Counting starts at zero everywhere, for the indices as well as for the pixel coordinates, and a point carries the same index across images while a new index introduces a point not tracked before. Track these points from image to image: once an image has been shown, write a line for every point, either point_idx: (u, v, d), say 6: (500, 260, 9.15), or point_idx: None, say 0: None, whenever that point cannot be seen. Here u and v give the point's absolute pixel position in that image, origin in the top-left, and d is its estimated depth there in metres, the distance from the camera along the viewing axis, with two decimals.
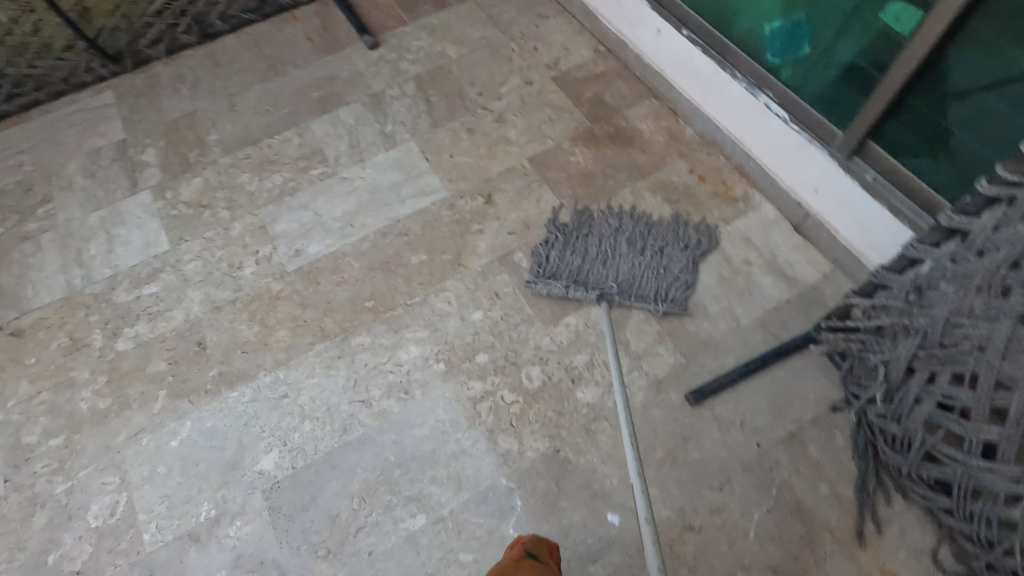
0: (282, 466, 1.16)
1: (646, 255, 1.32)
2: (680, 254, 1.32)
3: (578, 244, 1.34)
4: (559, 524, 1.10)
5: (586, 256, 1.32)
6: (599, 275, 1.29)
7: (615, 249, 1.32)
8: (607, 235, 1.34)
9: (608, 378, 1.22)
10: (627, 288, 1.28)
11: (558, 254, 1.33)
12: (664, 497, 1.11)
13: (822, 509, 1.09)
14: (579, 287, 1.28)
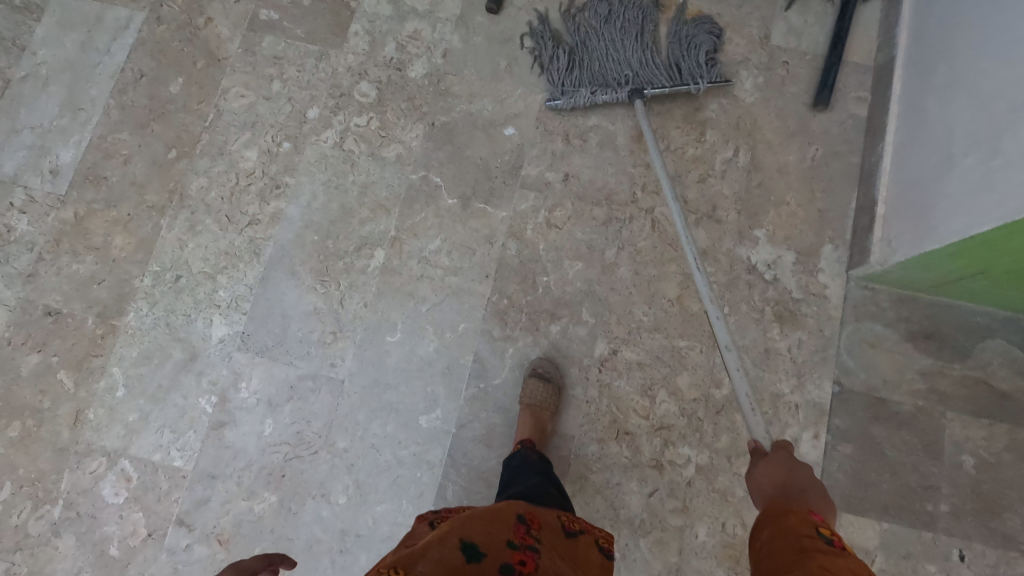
0: (235, 322, 1.11)
1: (656, 62, 1.18)
2: (683, 46, 1.19)
3: (579, 47, 1.20)
4: (478, 168, 1.18)
5: (576, 55, 1.20)
6: (598, 69, 1.18)
7: (610, 33, 1.19)
8: (601, 32, 1.20)
9: (423, 45, 1.24)
10: (660, 76, 1.17)
11: (557, 59, 1.19)
12: (530, 89, 1.22)
13: None
14: (595, 93, 1.16)
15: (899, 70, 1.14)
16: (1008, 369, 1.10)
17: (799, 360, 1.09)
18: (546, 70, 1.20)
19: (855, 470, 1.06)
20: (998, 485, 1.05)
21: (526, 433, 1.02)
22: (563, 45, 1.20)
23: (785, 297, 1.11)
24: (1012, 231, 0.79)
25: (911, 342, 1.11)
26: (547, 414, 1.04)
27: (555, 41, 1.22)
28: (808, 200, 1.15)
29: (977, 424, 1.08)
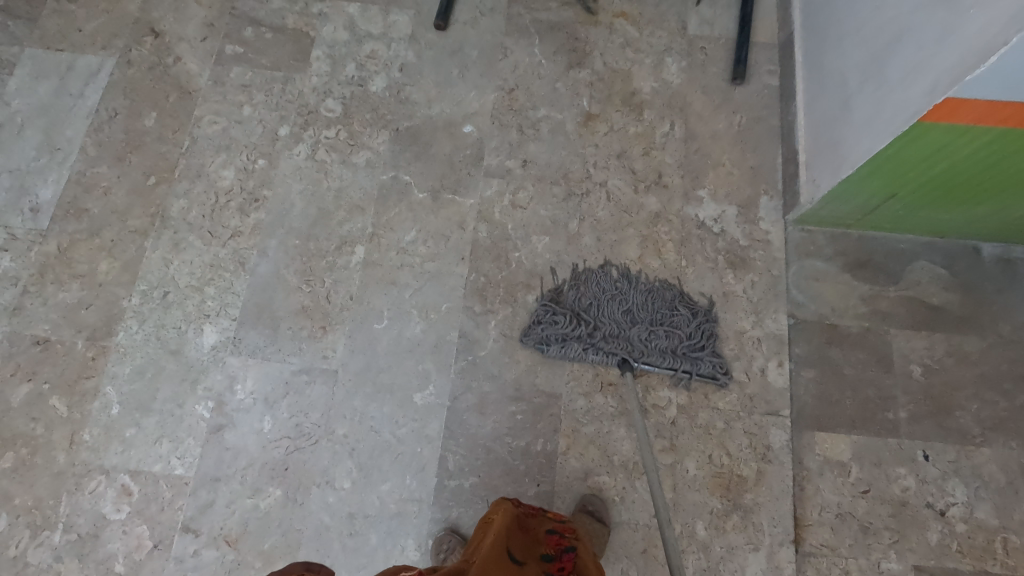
0: (225, 328, 1.15)
1: (663, 331, 1.15)
2: (695, 325, 1.16)
3: (585, 311, 1.17)
4: (443, 163, 1.28)
5: (593, 306, 1.18)
6: (604, 329, 1.15)
7: (617, 312, 1.17)
8: (612, 304, 1.18)
9: (381, 62, 1.36)
10: (667, 355, 1.14)
11: (556, 312, 1.16)
12: (482, 90, 1.34)
13: (562, 16, 1.41)
14: (587, 349, 1.13)
15: (798, 42, 1.32)
16: (935, 285, 1.23)
17: (755, 299, 1.20)
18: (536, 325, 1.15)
19: (820, 390, 1.16)
20: (947, 387, 1.16)
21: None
22: (568, 311, 1.16)
23: (734, 245, 1.23)
24: (905, 142, 0.93)
25: (849, 272, 1.23)
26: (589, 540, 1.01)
27: (554, 304, 1.18)
28: (740, 160, 1.29)
29: (918, 336, 1.20)
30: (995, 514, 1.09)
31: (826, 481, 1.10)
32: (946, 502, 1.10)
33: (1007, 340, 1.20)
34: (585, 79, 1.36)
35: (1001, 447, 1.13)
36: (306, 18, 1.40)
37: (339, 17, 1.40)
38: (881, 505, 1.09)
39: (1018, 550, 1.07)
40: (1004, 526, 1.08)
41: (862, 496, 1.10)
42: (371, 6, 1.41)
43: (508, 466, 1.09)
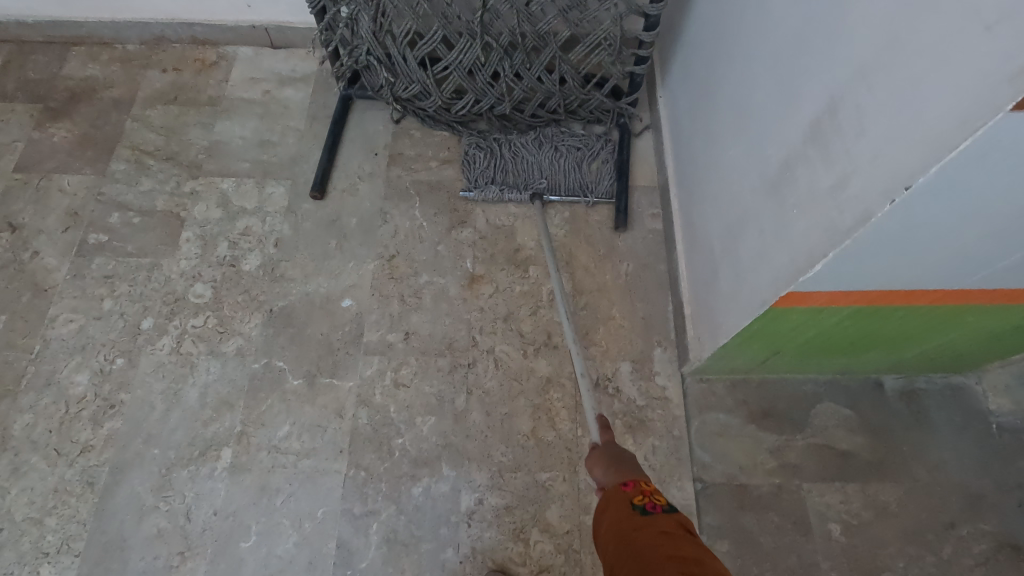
0: (65, 567, 1.01)
1: (567, 144, 1.41)
2: (597, 138, 1.42)
3: (499, 145, 1.40)
4: (319, 343, 1.21)
5: (507, 143, 1.41)
6: (511, 157, 1.39)
7: (528, 140, 1.41)
8: (525, 138, 1.41)
9: (255, 237, 1.31)
10: (575, 161, 1.40)
11: (479, 153, 1.39)
12: (361, 259, 1.30)
13: (443, 175, 1.41)
14: (500, 187, 1.35)
15: (673, 188, 1.33)
16: (841, 428, 1.18)
17: (657, 465, 1.12)
18: (467, 158, 1.39)
19: (735, 567, 1.06)
20: (868, 546, 1.08)
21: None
22: (487, 144, 1.40)
23: (631, 407, 1.17)
24: (767, 321, 0.90)
25: (753, 423, 1.18)
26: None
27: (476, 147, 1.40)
28: (629, 312, 1.26)
29: (832, 490, 1.13)
30: None
31: None
32: None
33: (923, 484, 1.14)
34: (468, 238, 1.33)
35: None
36: (177, 198, 1.35)
37: (213, 193, 1.36)
38: None
39: None
40: None
41: None
42: (247, 180, 1.38)
43: None
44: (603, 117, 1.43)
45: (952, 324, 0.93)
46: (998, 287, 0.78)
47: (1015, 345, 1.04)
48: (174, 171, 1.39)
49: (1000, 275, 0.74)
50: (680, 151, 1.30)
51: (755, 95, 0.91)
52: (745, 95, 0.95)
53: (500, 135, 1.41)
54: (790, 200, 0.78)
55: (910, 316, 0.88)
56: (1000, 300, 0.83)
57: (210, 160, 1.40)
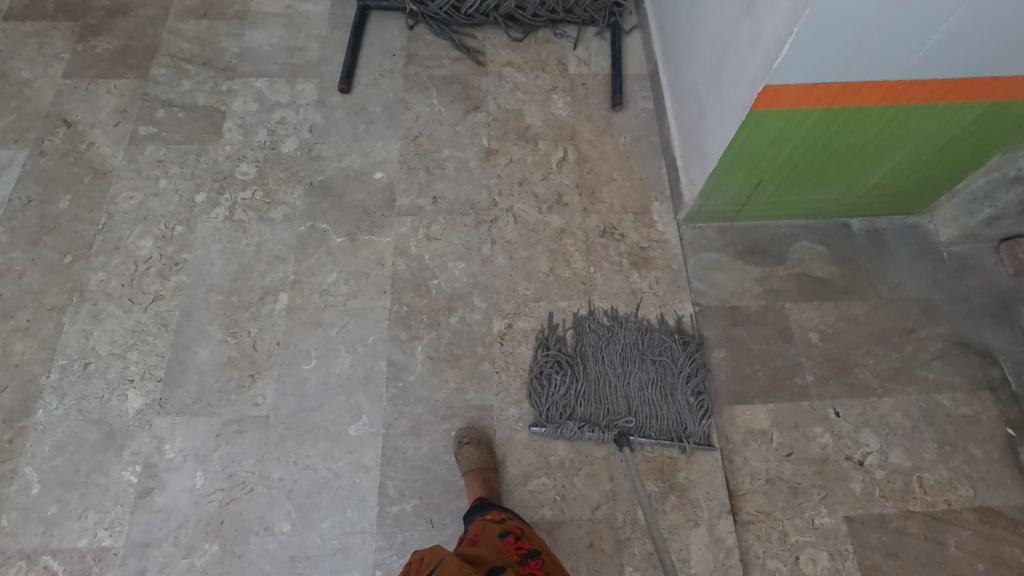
0: (149, 389, 1.15)
1: (647, 386, 1.19)
2: (677, 345, 1.23)
3: (579, 365, 1.21)
4: (357, 208, 1.36)
5: (583, 368, 1.21)
6: (577, 403, 1.17)
7: (608, 379, 1.20)
8: (603, 368, 1.21)
9: (291, 125, 1.46)
10: (646, 428, 1.16)
11: (550, 387, 1.18)
12: (388, 140, 1.45)
13: (455, 70, 1.56)
14: (584, 426, 1.14)
15: (661, 70, 1.50)
16: (816, 260, 1.37)
17: (661, 292, 1.30)
18: (550, 418, 1.15)
19: (732, 368, 1.24)
20: (843, 348, 1.27)
21: (478, 492, 1.04)
22: (585, 352, 1.22)
23: (635, 248, 1.34)
24: (749, 131, 1.08)
25: (741, 258, 1.36)
26: (490, 472, 1.07)
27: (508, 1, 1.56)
28: (629, 174, 1.43)
29: (810, 307, 1.31)
30: (907, 457, 1.17)
31: (752, 451, 1.16)
32: (862, 453, 1.17)
33: (887, 300, 1.33)
34: (482, 121, 1.49)
35: (899, 396, 1.23)
36: (216, 96, 1.49)
37: (248, 91, 1.50)
38: (807, 466, 1.15)
39: (934, 486, 1.14)
40: (917, 466, 1.16)
41: (787, 460, 1.16)
42: (279, 79, 1.52)
43: (448, 484, 1.10)
44: (596, 17, 1.61)
45: (900, 133, 1.12)
46: (930, 75, 0.97)
47: (953, 166, 1.24)
48: (211, 74, 1.52)
49: (929, 58, 0.93)
50: (665, 33, 1.47)
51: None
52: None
53: (557, 389, 1.17)
54: (762, 9, 0.96)
55: (866, 121, 1.07)
56: (934, 94, 1.01)
57: (243, 64, 1.55)
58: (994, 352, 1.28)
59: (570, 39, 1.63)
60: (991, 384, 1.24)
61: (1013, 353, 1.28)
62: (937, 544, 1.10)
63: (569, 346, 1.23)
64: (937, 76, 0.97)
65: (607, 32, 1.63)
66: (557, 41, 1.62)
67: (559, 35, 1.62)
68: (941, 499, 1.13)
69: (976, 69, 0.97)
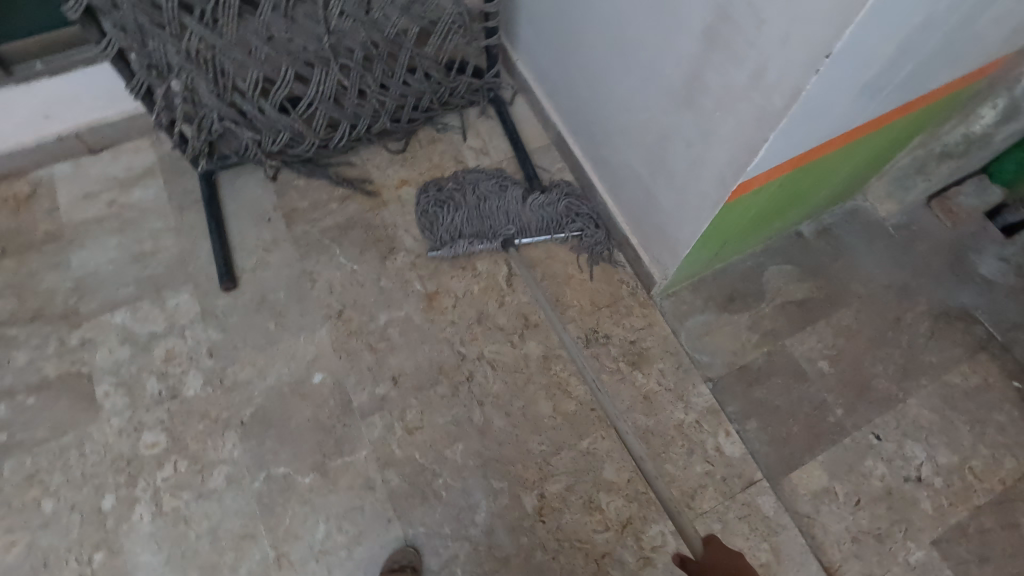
0: None
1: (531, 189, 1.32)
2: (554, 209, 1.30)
3: (456, 194, 1.31)
4: (310, 429, 1.12)
5: (456, 201, 1.30)
6: (463, 224, 1.28)
7: (491, 195, 1.30)
8: (478, 184, 1.32)
9: (184, 357, 1.17)
10: (528, 226, 1.30)
11: (440, 211, 1.29)
12: (310, 328, 1.20)
13: (349, 212, 1.33)
14: (473, 240, 1.26)
15: (569, 138, 1.36)
16: (791, 282, 1.33)
17: (671, 384, 1.20)
18: (443, 230, 1.28)
19: (770, 434, 1.18)
20: (853, 366, 1.25)
21: None
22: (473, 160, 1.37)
23: (625, 345, 1.23)
24: (721, 215, 0.98)
25: (726, 310, 1.28)
26: None
27: (380, 120, 1.30)
28: (584, 264, 1.30)
29: (807, 335, 1.28)
30: (951, 452, 1.18)
31: (827, 515, 1.11)
32: (916, 468, 1.16)
33: (866, 298, 1.33)
34: (405, 262, 1.28)
35: (918, 392, 1.23)
36: (68, 357, 1.15)
37: (108, 333, 1.18)
38: (879, 507, 1.13)
39: (985, 472, 1.16)
40: (963, 457, 1.18)
41: (859, 509, 1.12)
42: (142, 303, 1.21)
43: None
44: (476, 99, 1.41)
45: (850, 156, 1.07)
46: (883, 110, 0.91)
47: (888, 156, 1.23)
48: (48, 328, 1.18)
49: (884, 102, 0.87)
50: (562, 98, 1.32)
51: (631, 21, 0.95)
52: (620, 24, 0.99)
53: (448, 208, 1.29)
54: (709, 104, 0.85)
55: (825, 163, 1.01)
56: (883, 122, 0.97)
57: (85, 300, 1.21)
58: (972, 310, 1.32)
59: (456, 130, 1.44)
60: (984, 343, 1.28)
61: (986, 304, 1.32)
62: (1013, 528, 1.12)
63: (444, 178, 1.36)
64: (888, 110, 0.92)
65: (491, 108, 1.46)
66: (443, 137, 1.43)
67: (442, 129, 1.42)
68: (996, 482, 1.16)
69: (919, 91, 0.93)
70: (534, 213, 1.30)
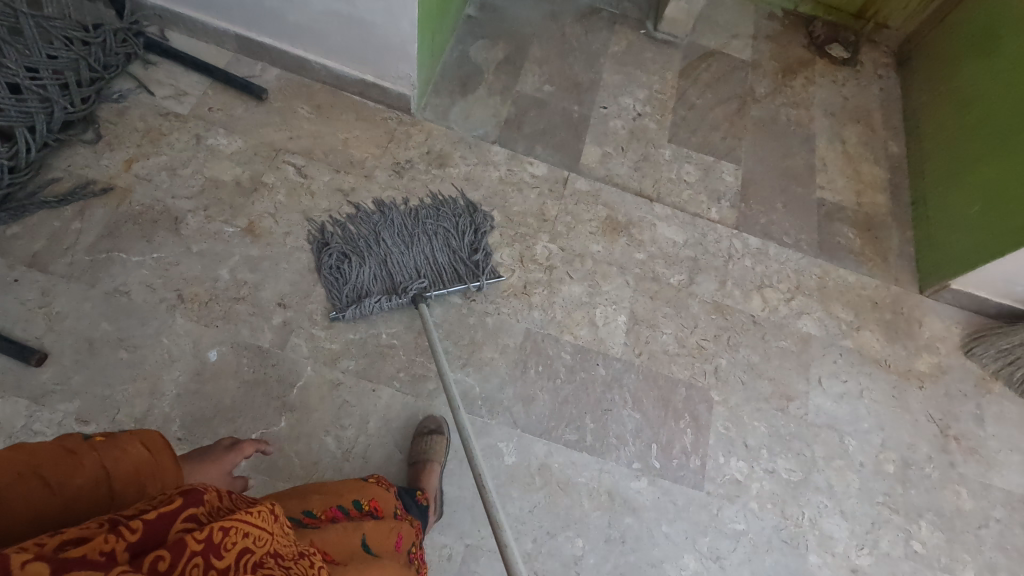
0: None
1: (439, 257, 1.25)
2: (451, 225, 1.30)
3: (361, 247, 1.23)
4: (247, 390, 1.10)
5: (362, 256, 1.22)
6: (372, 281, 1.19)
7: (397, 252, 1.23)
8: (380, 238, 1.25)
9: None
10: (437, 278, 1.23)
11: (345, 270, 1.20)
12: (165, 327, 1.12)
13: (99, 219, 1.18)
14: (380, 296, 1.17)
15: (250, 33, 1.37)
16: (490, 50, 1.63)
17: (475, 159, 1.43)
18: (349, 288, 1.19)
19: (553, 147, 1.51)
20: (562, 77, 1.63)
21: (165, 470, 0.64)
22: (369, 218, 1.28)
23: (426, 157, 1.40)
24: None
25: (467, 93, 1.54)
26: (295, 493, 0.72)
27: (54, 112, 1.14)
28: (347, 123, 1.40)
29: (525, 76, 1.61)
30: (641, 89, 1.67)
31: (615, 167, 1.52)
32: (634, 109, 1.63)
33: (537, 32, 1.70)
34: (199, 221, 1.22)
35: (604, 68, 1.68)
36: None
37: None
38: (634, 143, 1.57)
39: (662, 87, 1.69)
40: (649, 88, 1.68)
41: (626, 151, 1.55)
42: None
43: (581, 385, 1.23)
44: (130, 49, 1.31)
45: None
46: None
47: None
48: None
49: None
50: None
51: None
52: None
53: (353, 267, 1.20)
54: None
55: None
56: None
57: None
58: (593, 4, 1.79)
59: (136, 89, 1.33)
60: (612, 19, 1.78)
61: None
62: (693, 106, 1.68)
63: (341, 235, 1.26)
64: None
65: (151, 52, 1.36)
66: (128, 102, 1.31)
67: (122, 97, 1.30)
68: (671, 89, 1.70)
69: None
70: (447, 275, 1.24)
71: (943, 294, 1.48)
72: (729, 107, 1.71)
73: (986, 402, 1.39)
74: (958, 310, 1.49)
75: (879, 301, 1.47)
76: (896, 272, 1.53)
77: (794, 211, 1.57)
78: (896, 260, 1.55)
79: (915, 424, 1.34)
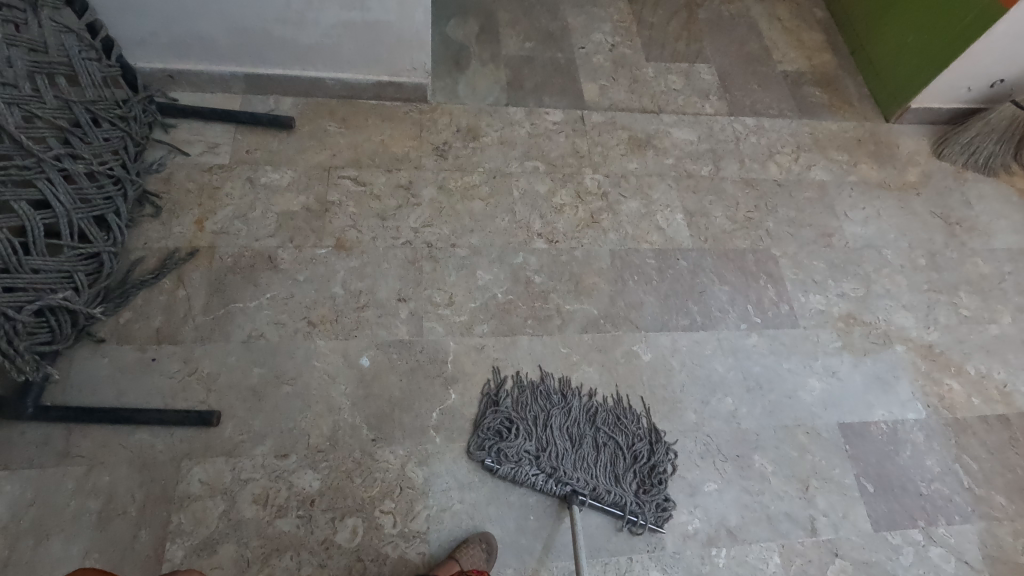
0: (643, 563, 1.09)
1: (604, 468, 1.16)
2: (628, 433, 1.19)
3: (530, 419, 1.17)
4: (409, 378, 1.18)
5: (525, 433, 1.16)
6: (530, 458, 1.13)
7: (564, 443, 1.16)
8: (552, 418, 1.18)
9: (271, 480, 1.05)
10: (599, 489, 1.13)
11: (509, 437, 1.14)
12: (311, 351, 1.18)
13: (200, 279, 1.21)
14: (536, 479, 1.11)
15: (258, 66, 1.40)
16: (463, 28, 1.72)
17: (500, 124, 1.54)
18: (504, 461, 1.11)
19: (557, 93, 1.64)
20: (534, 32, 1.76)
21: None
22: (547, 394, 1.21)
23: (458, 136, 1.50)
24: None
25: (463, 70, 1.63)
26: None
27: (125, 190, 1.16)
28: (376, 127, 1.47)
29: (503, 40, 1.72)
30: (603, 22, 1.82)
31: (615, 95, 1.67)
32: (606, 42, 1.78)
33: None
34: (292, 252, 1.27)
35: (565, 14, 1.81)
36: None
37: (193, 560, 0.98)
38: (620, 70, 1.73)
39: (620, 16, 1.85)
40: (609, 19, 1.84)
41: (617, 79, 1.71)
42: (174, 516, 1.01)
43: (673, 279, 1.39)
44: (150, 118, 1.32)
45: None
46: None
47: None
48: None
49: None
50: (221, 43, 1.33)
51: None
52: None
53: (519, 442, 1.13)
54: None
55: None
56: None
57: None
58: None
59: (170, 155, 1.34)
60: None
61: None
62: (651, 26, 1.85)
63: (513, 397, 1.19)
64: None
65: (167, 116, 1.37)
66: (169, 168, 1.33)
67: (162, 165, 1.32)
68: (627, 15, 1.86)
69: None
70: (610, 485, 1.14)
71: (905, 116, 1.76)
72: (680, 17, 1.90)
73: (967, 188, 1.68)
74: (919, 126, 1.78)
75: (861, 138, 1.73)
76: (863, 111, 1.79)
77: (768, 86, 1.79)
78: (859, 101, 1.81)
79: (926, 223, 1.60)
